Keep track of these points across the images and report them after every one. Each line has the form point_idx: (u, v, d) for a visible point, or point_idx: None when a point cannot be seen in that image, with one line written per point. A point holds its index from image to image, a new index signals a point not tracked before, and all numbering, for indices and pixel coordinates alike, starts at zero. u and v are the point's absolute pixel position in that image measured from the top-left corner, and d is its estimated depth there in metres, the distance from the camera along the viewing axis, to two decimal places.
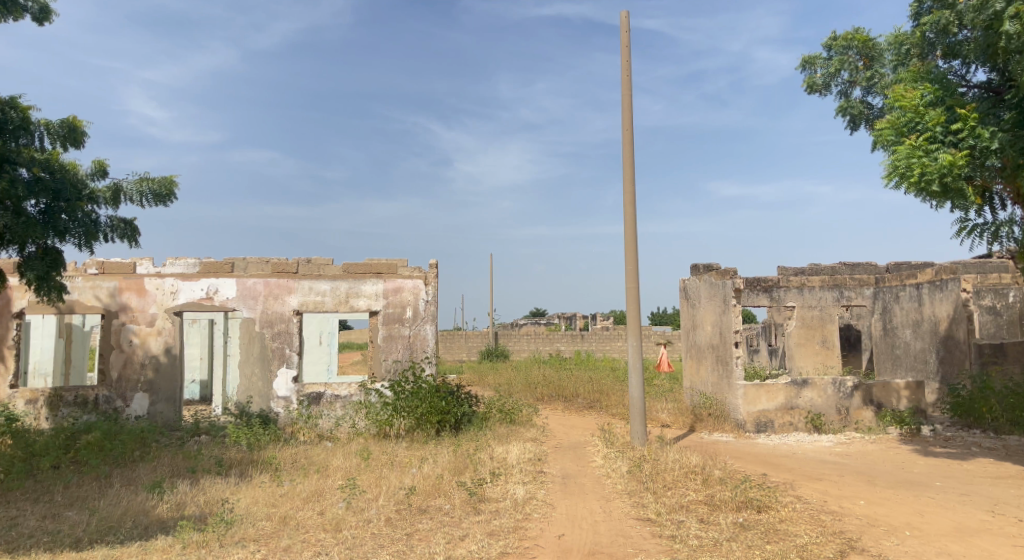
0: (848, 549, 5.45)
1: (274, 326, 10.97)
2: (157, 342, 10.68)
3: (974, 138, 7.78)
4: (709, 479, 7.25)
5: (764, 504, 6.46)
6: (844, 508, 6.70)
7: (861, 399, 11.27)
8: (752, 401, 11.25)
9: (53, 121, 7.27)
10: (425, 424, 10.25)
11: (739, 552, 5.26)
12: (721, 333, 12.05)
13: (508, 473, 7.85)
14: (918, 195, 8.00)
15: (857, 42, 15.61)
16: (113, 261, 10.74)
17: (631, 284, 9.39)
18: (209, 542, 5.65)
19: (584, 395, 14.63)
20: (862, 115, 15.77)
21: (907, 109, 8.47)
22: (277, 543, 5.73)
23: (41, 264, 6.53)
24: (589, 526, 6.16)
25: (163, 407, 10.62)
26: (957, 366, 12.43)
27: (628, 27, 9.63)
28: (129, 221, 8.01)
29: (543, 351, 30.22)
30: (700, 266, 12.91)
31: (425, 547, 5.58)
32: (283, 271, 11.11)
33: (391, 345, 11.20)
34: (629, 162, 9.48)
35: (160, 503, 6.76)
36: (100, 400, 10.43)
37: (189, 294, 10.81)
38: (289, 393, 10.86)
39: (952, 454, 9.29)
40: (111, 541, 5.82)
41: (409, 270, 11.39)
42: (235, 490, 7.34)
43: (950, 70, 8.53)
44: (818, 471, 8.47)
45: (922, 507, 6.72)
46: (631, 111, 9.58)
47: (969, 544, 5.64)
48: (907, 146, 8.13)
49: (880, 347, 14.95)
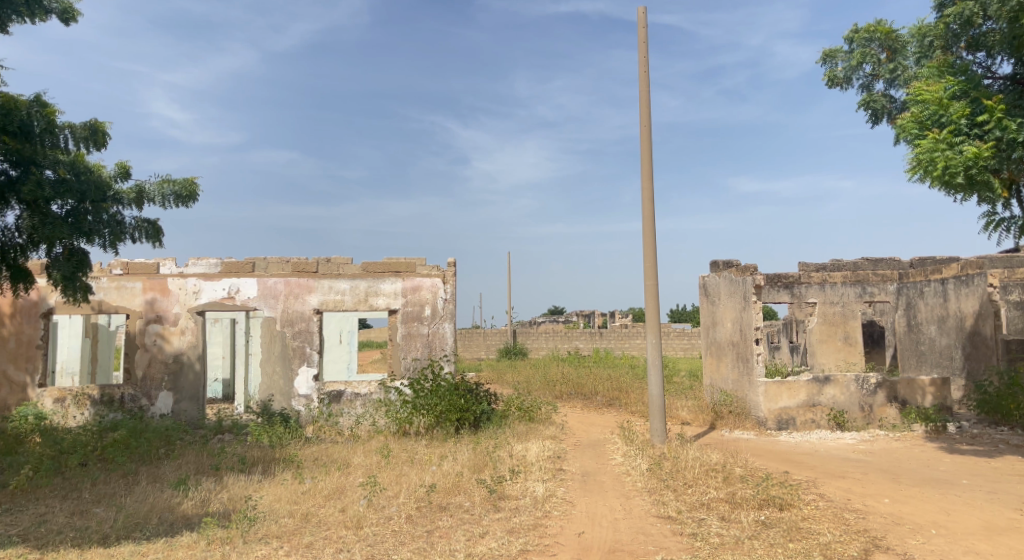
0: (872, 547, 5.39)
1: (294, 326, 11.07)
2: (180, 340, 10.83)
3: (1000, 130, 7.63)
4: (731, 478, 7.18)
5: (786, 501, 6.39)
6: (868, 506, 6.61)
7: (885, 396, 11.13)
8: (773, 399, 11.18)
9: (76, 123, 7.43)
10: (445, 421, 10.26)
11: (761, 550, 5.22)
12: (741, 329, 11.95)
13: (527, 471, 7.83)
14: (942, 188, 7.84)
15: (879, 35, 15.33)
16: (136, 261, 10.91)
17: (650, 280, 9.34)
18: (233, 539, 5.73)
19: (603, 393, 14.59)
20: (885, 109, 15.52)
21: (930, 102, 8.28)
22: (300, 540, 5.80)
23: (67, 265, 6.62)
24: (609, 524, 6.15)
25: (187, 405, 10.76)
26: (983, 361, 12.26)
27: (645, 22, 9.57)
28: (152, 221, 8.09)
29: (561, 349, 30.26)
30: (719, 264, 12.75)
31: (445, 544, 5.60)
32: (303, 270, 11.22)
33: (411, 344, 11.25)
34: (647, 158, 9.43)
35: (183, 500, 6.85)
36: (126, 398, 10.61)
37: (211, 294, 10.94)
38: (309, 391, 10.99)
39: (979, 451, 9.13)
40: (137, 537, 5.93)
41: (427, 269, 11.45)
42: (257, 488, 7.39)
43: (974, 63, 8.40)
44: (843, 469, 8.33)
45: (948, 506, 6.61)
46: (648, 105, 9.52)
47: (996, 542, 5.56)
48: (931, 139, 7.97)
49: (904, 343, 14.71)
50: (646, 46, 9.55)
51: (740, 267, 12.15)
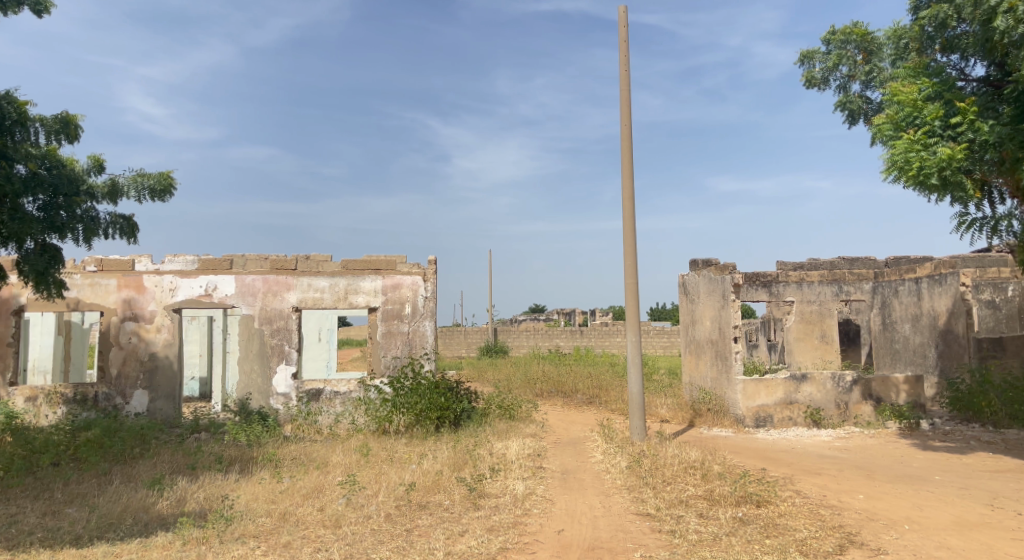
0: (847, 543, 5.46)
1: (273, 323, 10.96)
2: (156, 338, 10.67)
3: (972, 132, 7.77)
4: (709, 475, 7.24)
5: (763, 498, 6.47)
6: (843, 502, 6.70)
7: (860, 393, 11.30)
8: (751, 396, 11.28)
9: (47, 116, 7.30)
10: (425, 420, 10.22)
11: (739, 547, 5.27)
12: (721, 328, 12.03)
13: (507, 470, 7.84)
14: (917, 189, 7.94)
15: (856, 37, 15.53)
16: (111, 258, 10.74)
17: (629, 279, 9.37)
18: (210, 539, 5.66)
19: (584, 391, 14.65)
20: (861, 110, 15.73)
21: (905, 103, 8.41)
22: (277, 539, 5.74)
23: (40, 260, 6.48)
24: (589, 521, 6.17)
25: (163, 404, 10.62)
26: (956, 359, 12.47)
27: (626, 21, 9.59)
28: (127, 217, 7.95)
29: (542, 347, 30.27)
30: (698, 262, 12.82)
31: (424, 542, 5.59)
32: (281, 267, 11.11)
33: (391, 342, 11.19)
34: (628, 157, 9.46)
35: (159, 500, 6.75)
36: (100, 397, 10.44)
37: (188, 290, 10.79)
38: (288, 389, 10.90)
39: (951, 448, 9.30)
40: (111, 537, 5.83)
41: (408, 266, 11.42)
42: (234, 487, 7.31)
43: (949, 65, 8.54)
44: (819, 466, 8.44)
45: (920, 502, 6.73)
46: (629, 104, 9.55)
47: (968, 538, 5.65)
48: (906, 140, 8.08)
49: (879, 341, 14.93)
50: (626, 46, 9.57)
51: (719, 266, 12.22)
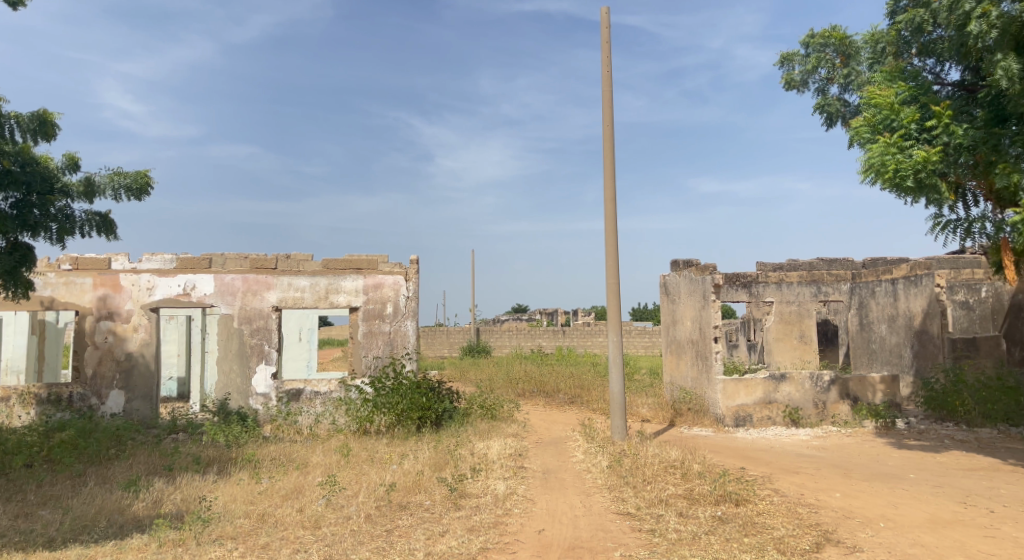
0: (823, 541, 5.53)
1: (252, 323, 10.86)
2: (133, 337, 10.52)
3: (947, 135, 7.89)
4: (688, 474, 7.30)
5: (742, 497, 6.53)
6: (820, 501, 6.78)
7: (838, 393, 11.44)
8: (731, 396, 11.37)
9: (23, 114, 7.16)
10: (406, 420, 10.18)
11: (717, 545, 5.32)
12: (701, 328, 12.11)
13: (489, 470, 7.84)
14: (892, 191, 8.06)
15: (834, 40, 15.71)
16: (87, 257, 10.57)
17: (611, 279, 9.41)
18: (186, 541, 5.59)
19: (566, 390, 14.69)
20: (839, 113, 15.92)
21: (882, 106, 8.53)
22: (255, 540, 5.69)
23: (10, 259, 6.37)
24: (570, 520, 6.18)
25: (139, 404, 10.48)
26: (931, 359, 12.66)
27: (608, 22, 9.63)
28: (103, 215, 7.83)
29: (524, 347, 30.29)
30: (679, 263, 12.90)
31: (404, 543, 5.56)
32: (261, 267, 11.01)
33: (372, 342, 11.13)
34: (609, 157, 9.50)
35: (135, 501, 6.66)
36: (75, 397, 10.28)
37: (166, 289, 10.66)
38: (268, 389, 10.81)
39: (925, 447, 9.45)
40: (85, 539, 5.74)
41: (389, 266, 11.36)
42: (212, 488, 7.24)
43: (925, 69, 8.67)
44: (797, 465, 8.54)
45: (895, 499, 6.83)
46: (611, 105, 9.59)
47: (941, 535, 5.75)
48: (882, 143, 8.20)
49: (856, 342, 15.13)
50: (608, 47, 9.61)
51: (699, 267, 12.30)
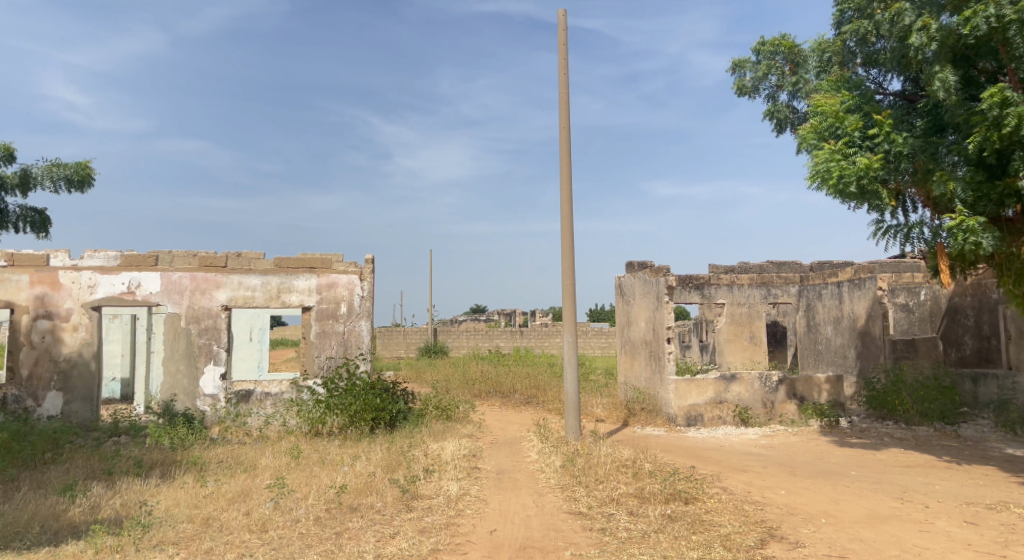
0: (768, 537, 5.67)
1: (201, 322, 10.57)
2: (72, 337, 10.14)
3: (888, 143, 8.16)
4: (640, 473, 7.38)
5: (691, 495, 6.64)
6: (767, 498, 6.94)
7: (785, 393, 11.78)
8: (683, 396, 11.56)
9: None
10: (359, 421, 10.06)
11: (665, 543, 5.39)
12: (655, 328, 12.28)
13: (442, 470, 7.79)
14: (837, 197, 8.30)
15: (783, 49, 16.12)
16: (23, 253, 10.14)
17: (566, 280, 9.46)
18: (124, 547, 5.40)
19: (521, 391, 14.72)
20: (788, 119, 16.33)
21: (828, 114, 8.78)
22: (197, 545, 5.54)
23: None
24: (522, 520, 6.19)
25: (79, 406, 10.11)
26: (873, 360, 13.09)
27: (565, 24, 9.69)
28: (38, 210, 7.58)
29: (482, 348, 30.25)
30: (634, 265, 13.06)
31: (353, 546, 5.49)
32: (210, 265, 10.71)
33: (325, 342, 10.96)
34: (566, 159, 9.55)
35: (71, 507, 6.42)
36: (9, 399, 9.87)
37: (109, 287, 10.30)
38: (216, 390, 10.51)
39: (866, 445, 9.77)
40: (16, 546, 5.50)
41: (343, 265, 11.19)
42: (154, 492, 7.02)
43: (868, 79, 8.98)
44: (745, 463, 8.73)
45: (837, 496, 7.04)
46: (568, 107, 9.65)
47: (879, 530, 5.94)
48: (827, 150, 8.46)
49: (804, 342, 15.55)
50: (565, 49, 9.67)
51: (653, 268, 12.47)
